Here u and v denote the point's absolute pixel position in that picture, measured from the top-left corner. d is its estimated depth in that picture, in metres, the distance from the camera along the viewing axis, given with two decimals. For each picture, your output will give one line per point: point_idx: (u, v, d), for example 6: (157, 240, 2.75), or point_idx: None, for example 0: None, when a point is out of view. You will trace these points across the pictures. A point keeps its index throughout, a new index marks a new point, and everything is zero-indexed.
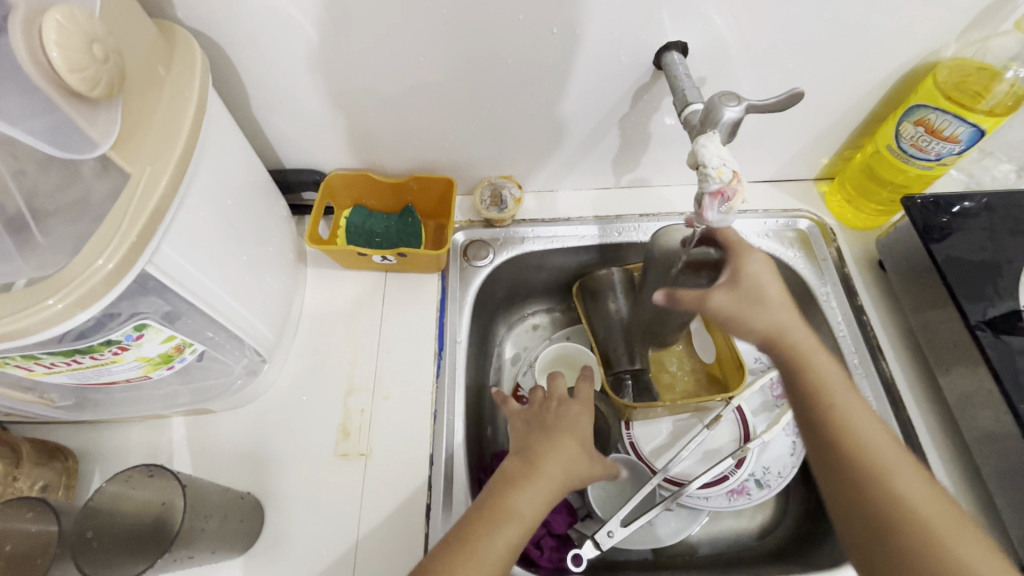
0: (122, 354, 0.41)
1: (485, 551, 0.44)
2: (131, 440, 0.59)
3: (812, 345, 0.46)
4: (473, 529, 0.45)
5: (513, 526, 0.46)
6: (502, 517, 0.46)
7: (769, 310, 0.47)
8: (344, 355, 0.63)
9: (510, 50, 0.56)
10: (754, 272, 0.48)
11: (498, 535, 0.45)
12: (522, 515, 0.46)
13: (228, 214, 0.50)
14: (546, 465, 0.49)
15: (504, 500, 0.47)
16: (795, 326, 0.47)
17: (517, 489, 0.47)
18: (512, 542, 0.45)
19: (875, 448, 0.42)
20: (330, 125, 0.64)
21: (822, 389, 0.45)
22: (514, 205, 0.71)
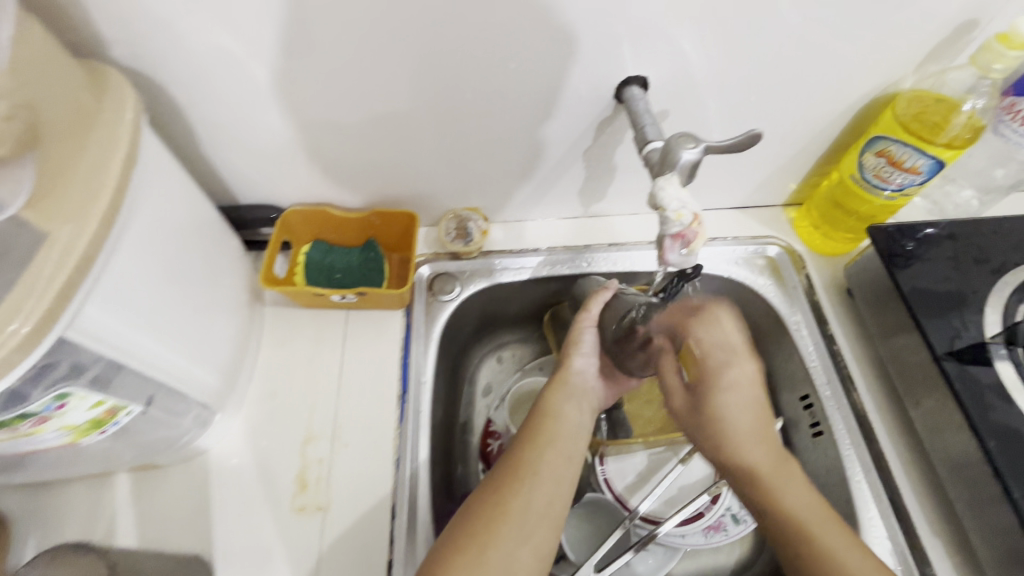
0: (43, 424, 0.39)
1: (540, 444, 0.51)
2: (70, 500, 0.55)
3: (780, 473, 0.49)
4: (529, 430, 0.53)
5: (561, 419, 0.53)
6: (546, 415, 0.53)
7: (742, 451, 0.49)
8: (301, 400, 0.61)
9: (467, 85, 0.55)
10: (722, 405, 0.50)
11: (547, 427, 0.52)
12: (562, 410, 0.54)
13: (168, 262, 0.47)
14: (542, 417, 0.53)
15: (545, 406, 0.55)
16: (766, 463, 0.49)
17: (553, 393, 0.56)
18: (563, 428, 0.53)
19: (836, 552, 0.45)
20: (285, 161, 0.61)
21: (801, 530, 0.46)
22: (480, 237, 0.69)
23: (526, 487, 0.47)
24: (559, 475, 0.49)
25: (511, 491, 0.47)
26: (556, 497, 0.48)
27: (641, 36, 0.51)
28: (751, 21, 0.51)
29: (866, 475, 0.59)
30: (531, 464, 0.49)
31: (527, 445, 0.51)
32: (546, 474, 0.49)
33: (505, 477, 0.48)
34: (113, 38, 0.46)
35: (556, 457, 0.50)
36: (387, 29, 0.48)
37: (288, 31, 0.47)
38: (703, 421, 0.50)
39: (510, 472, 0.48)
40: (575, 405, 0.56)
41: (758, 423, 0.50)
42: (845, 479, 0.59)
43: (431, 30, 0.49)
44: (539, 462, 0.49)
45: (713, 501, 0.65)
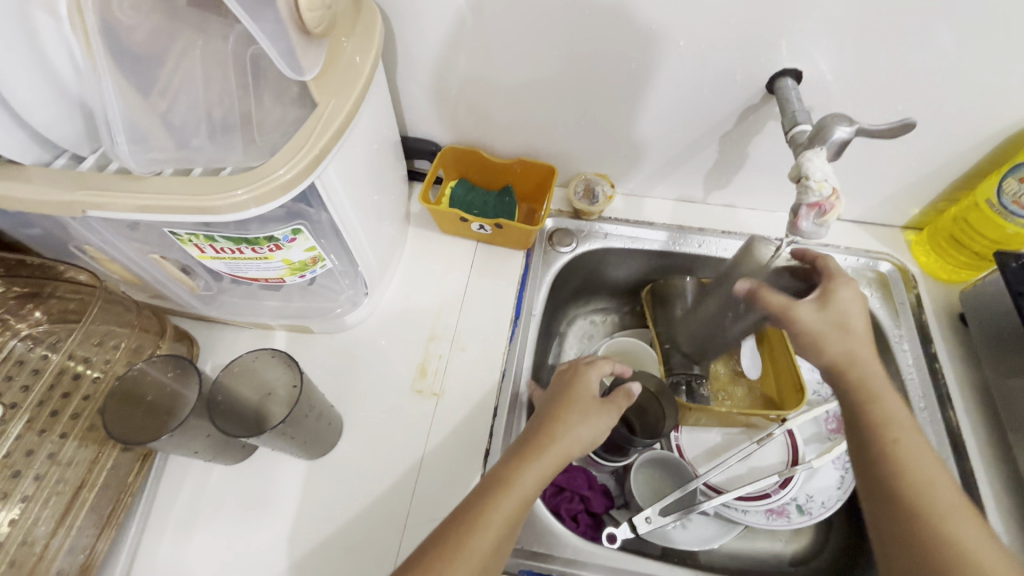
0: (275, 252, 0.49)
1: (489, 525, 0.46)
2: (240, 341, 0.67)
3: (867, 360, 0.52)
4: (484, 495, 0.48)
5: (520, 496, 0.48)
6: (508, 489, 0.48)
7: (848, 339, 0.52)
8: (430, 306, 0.70)
9: (637, 59, 0.61)
10: (845, 301, 0.54)
11: (503, 505, 0.47)
12: (527, 485, 0.48)
13: (371, 158, 0.58)
14: (503, 499, 0.47)
15: (512, 473, 0.49)
16: (858, 350, 0.52)
17: (526, 462, 0.50)
18: (517, 506, 0.47)
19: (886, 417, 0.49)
20: (458, 103, 0.71)
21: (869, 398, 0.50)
22: (604, 201, 0.76)
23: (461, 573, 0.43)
24: (496, 554, 0.46)
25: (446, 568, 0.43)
26: None
27: (809, 33, 0.55)
28: (923, 33, 0.53)
29: None
30: (471, 547, 0.45)
31: (475, 521, 0.46)
32: (479, 558, 0.44)
33: (437, 553, 0.44)
34: None
35: (499, 539, 0.46)
36: None
37: None
38: (825, 315, 0.54)
39: (442, 549, 0.44)
40: (544, 482, 0.50)
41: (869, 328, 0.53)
42: None
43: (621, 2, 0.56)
44: (477, 543, 0.45)
45: (782, 486, 0.68)
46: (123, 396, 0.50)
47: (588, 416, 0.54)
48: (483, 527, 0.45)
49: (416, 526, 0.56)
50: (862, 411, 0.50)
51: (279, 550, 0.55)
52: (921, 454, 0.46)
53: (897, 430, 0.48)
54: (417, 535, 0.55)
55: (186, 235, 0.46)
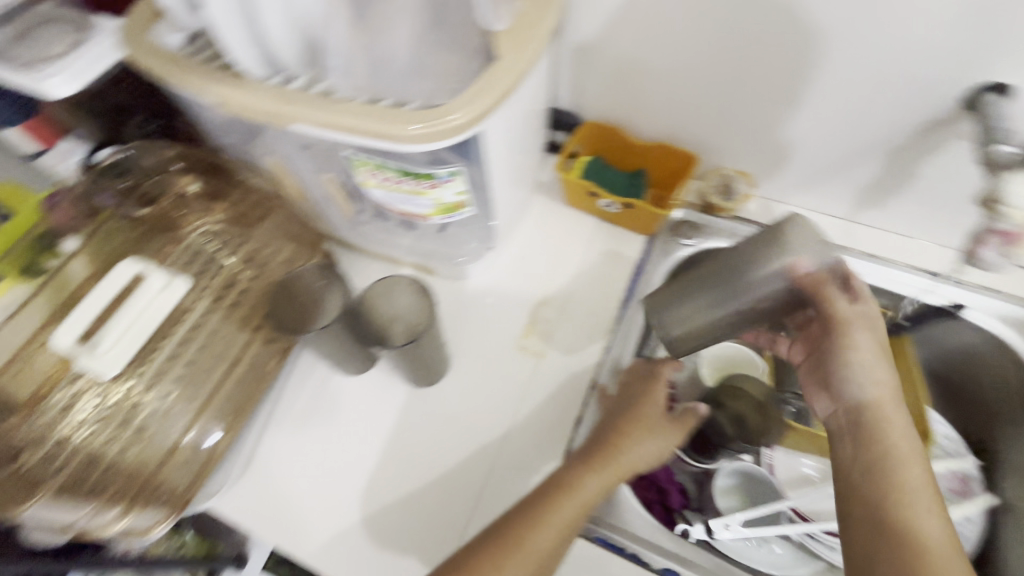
0: (431, 189, 0.53)
1: (546, 530, 0.47)
2: (372, 269, 0.73)
3: (891, 401, 0.49)
4: (542, 500, 0.49)
5: (578, 504, 0.49)
6: (568, 495, 0.49)
7: (885, 378, 0.50)
8: (545, 272, 0.72)
9: (814, 52, 0.57)
10: (851, 315, 0.51)
11: (563, 509, 0.48)
12: (587, 494, 0.49)
13: (526, 118, 0.60)
14: (559, 507, 0.48)
15: (570, 481, 0.50)
16: (882, 387, 0.50)
17: (586, 472, 0.51)
18: (573, 514, 0.49)
19: (886, 443, 0.47)
20: (611, 79, 0.71)
21: (880, 432, 0.48)
22: (742, 199, 0.74)
23: (519, 566, 0.45)
24: (553, 554, 0.47)
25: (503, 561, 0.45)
26: None
27: None
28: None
29: None
30: (529, 545, 0.46)
31: (535, 521, 0.48)
32: (536, 560, 0.46)
33: (497, 546, 0.46)
34: None
35: (558, 540, 0.47)
36: None
37: None
38: (858, 307, 0.51)
39: (500, 545, 0.46)
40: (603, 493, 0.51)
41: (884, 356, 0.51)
42: None
43: None
44: (534, 544, 0.46)
45: None
46: (285, 295, 0.61)
47: (649, 435, 0.54)
48: (541, 527, 0.47)
49: (502, 470, 0.59)
50: (874, 439, 0.47)
51: (378, 460, 0.61)
52: (914, 489, 0.45)
53: (894, 453, 0.46)
54: (500, 478, 0.59)
55: (361, 159, 0.51)
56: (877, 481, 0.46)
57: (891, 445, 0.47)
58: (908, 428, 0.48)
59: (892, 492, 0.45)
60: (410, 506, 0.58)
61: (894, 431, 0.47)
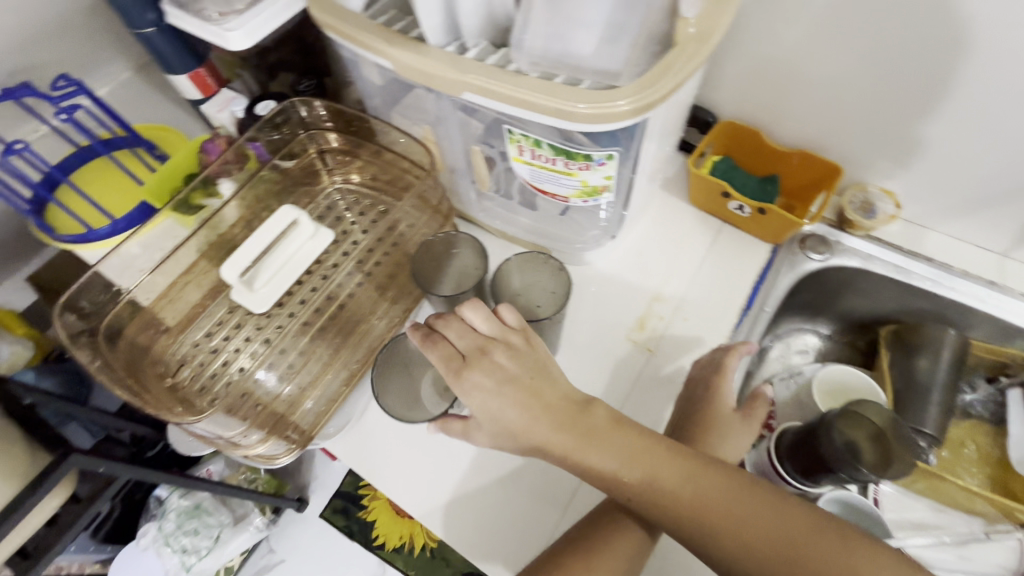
0: (581, 171, 0.53)
1: (599, 558, 0.49)
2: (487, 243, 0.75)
3: (642, 452, 0.46)
4: (589, 533, 0.51)
5: (626, 532, 0.50)
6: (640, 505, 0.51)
7: (610, 448, 0.47)
8: (660, 268, 0.71)
9: (1012, 72, 0.53)
10: (472, 379, 0.48)
11: (615, 534, 0.50)
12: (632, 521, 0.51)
13: (678, 110, 0.59)
14: (609, 538, 0.50)
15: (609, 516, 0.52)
16: (620, 460, 0.46)
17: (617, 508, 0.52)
18: (628, 539, 0.50)
19: (674, 500, 0.45)
20: (760, 79, 0.68)
21: (654, 497, 0.45)
22: (884, 220, 0.70)
23: None
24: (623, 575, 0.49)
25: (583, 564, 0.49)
26: None
27: None
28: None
29: None
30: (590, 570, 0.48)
31: (589, 547, 0.50)
32: None
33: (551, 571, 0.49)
34: None
35: (619, 564, 0.49)
36: None
37: None
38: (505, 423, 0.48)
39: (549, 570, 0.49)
40: None
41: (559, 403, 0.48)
42: None
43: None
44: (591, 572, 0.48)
45: None
46: (428, 253, 0.64)
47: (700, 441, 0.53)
48: (596, 556, 0.49)
49: None
50: (700, 523, 0.44)
51: None
52: (776, 524, 0.43)
53: (707, 515, 0.44)
54: None
55: (520, 135, 0.53)
56: (753, 548, 0.42)
57: (728, 512, 0.43)
58: (660, 454, 0.46)
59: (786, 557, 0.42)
60: (508, 483, 0.60)
61: (666, 481, 0.45)
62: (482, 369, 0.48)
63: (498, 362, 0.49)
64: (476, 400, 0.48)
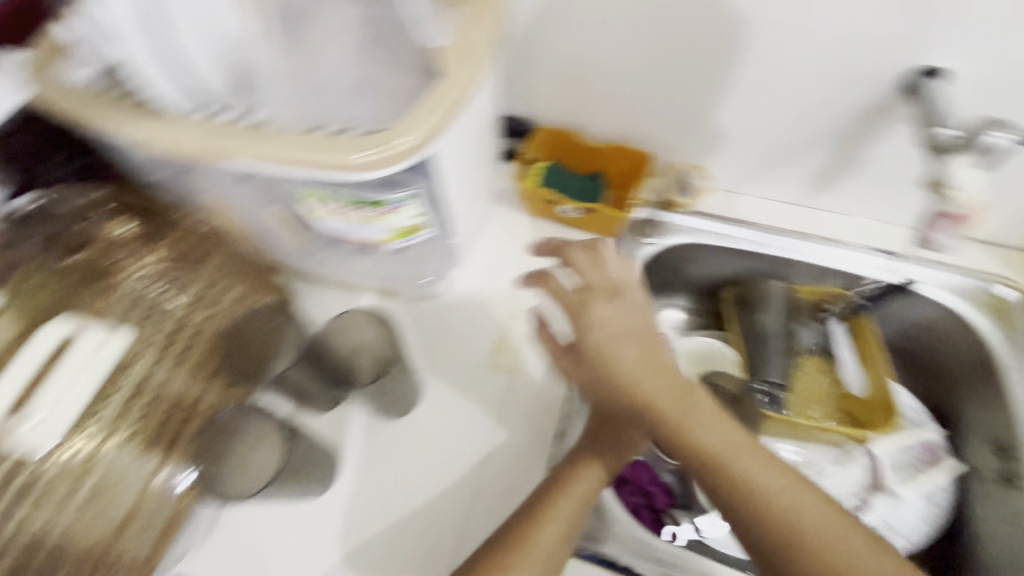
0: (382, 217, 0.51)
1: (553, 521, 0.48)
2: (330, 298, 0.70)
3: (660, 390, 0.49)
4: (541, 498, 0.50)
5: (576, 497, 0.50)
6: (566, 491, 0.50)
7: (621, 377, 0.50)
8: (510, 285, 0.70)
9: (763, 47, 0.58)
10: (602, 317, 0.53)
11: (562, 503, 0.49)
12: (586, 488, 0.51)
13: (476, 132, 0.58)
14: (565, 495, 0.50)
15: (569, 476, 0.52)
16: (645, 381, 0.50)
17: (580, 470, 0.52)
18: (575, 503, 0.50)
19: (686, 434, 0.47)
20: (560, 83, 0.70)
21: (677, 431, 0.48)
22: (696, 195, 0.75)
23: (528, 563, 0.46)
24: (560, 550, 0.48)
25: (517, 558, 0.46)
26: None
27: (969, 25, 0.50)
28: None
29: None
30: (535, 539, 0.47)
31: (537, 516, 0.49)
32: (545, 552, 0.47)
33: (509, 543, 0.47)
34: None
35: (564, 533, 0.48)
36: None
37: None
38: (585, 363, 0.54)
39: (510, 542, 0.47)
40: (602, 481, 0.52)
41: (638, 354, 0.51)
42: None
43: None
44: (539, 538, 0.47)
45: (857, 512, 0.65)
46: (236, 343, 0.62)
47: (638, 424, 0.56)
48: (546, 521, 0.48)
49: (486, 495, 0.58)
50: (707, 466, 0.46)
51: (352, 501, 0.59)
52: (765, 478, 0.45)
53: (712, 457, 0.46)
54: (482, 506, 0.58)
55: (307, 191, 0.48)
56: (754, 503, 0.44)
57: (732, 455, 0.46)
58: (668, 390, 0.49)
59: (789, 517, 0.43)
60: (387, 547, 0.57)
61: (673, 413, 0.48)
62: (609, 303, 0.54)
63: (613, 303, 0.54)
64: (603, 323, 0.53)
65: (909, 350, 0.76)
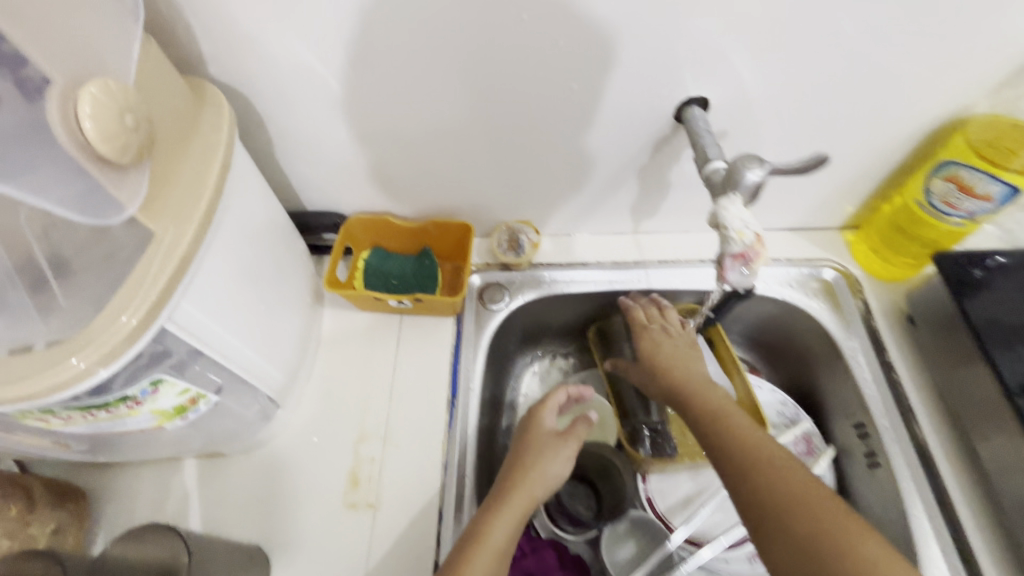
0: (137, 407, 0.42)
1: None
2: (142, 480, 0.59)
3: (707, 389, 0.58)
4: (459, 556, 0.49)
5: (491, 554, 0.49)
6: (480, 546, 0.49)
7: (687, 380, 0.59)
8: (355, 401, 0.63)
9: (532, 102, 0.56)
10: (666, 351, 0.63)
11: (477, 561, 0.48)
12: (497, 539, 0.50)
13: (248, 264, 0.50)
14: (488, 541, 0.50)
15: (482, 530, 0.51)
16: (699, 388, 0.58)
17: (494, 514, 0.52)
18: (494, 555, 0.49)
19: (721, 417, 0.54)
20: (354, 172, 0.65)
21: (713, 420, 0.54)
22: (530, 250, 0.71)
23: None
24: None
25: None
26: None
27: (707, 56, 0.51)
28: (831, 37, 0.50)
29: (926, 510, 0.57)
30: None
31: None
32: None
33: None
34: (209, 54, 0.50)
35: None
36: (455, 45, 0.50)
37: (368, 51, 0.51)
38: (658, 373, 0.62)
39: None
40: (516, 523, 0.52)
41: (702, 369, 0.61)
42: (904, 513, 0.58)
43: (491, 53, 0.51)
44: None
45: None
46: None
47: (560, 453, 0.58)
48: None
49: None
50: (724, 453, 0.51)
51: None
52: (771, 455, 0.49)
53: (741, 444, 0.51)
54: None
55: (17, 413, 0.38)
56: (736, 460, 0.50)
57: (743, 432, 0.52)
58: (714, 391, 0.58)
59: (761, 474, 0.48)
60: None
61: (725, 411, 0.55)
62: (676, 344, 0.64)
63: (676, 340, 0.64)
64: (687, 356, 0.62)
65: (767, 342, 0.78)
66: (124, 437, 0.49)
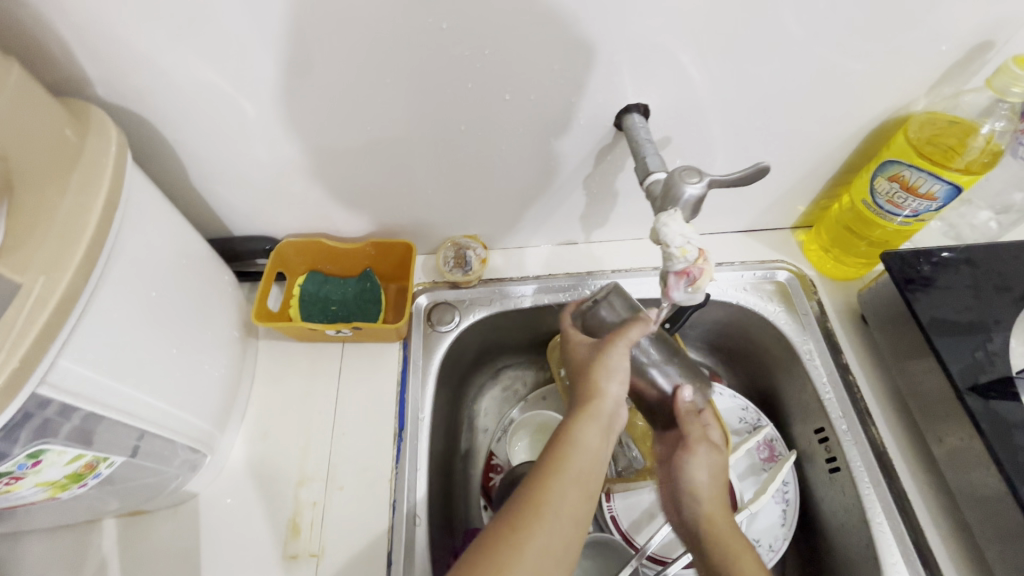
0: (17, 482, 0.37)
1: (555, 518, 0.40)
2: (54, 547, 0.53)
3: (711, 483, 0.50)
4: (537, 488, 0.41)
5: (583, 447, 0.44)
6: (572, 445, 0.44)
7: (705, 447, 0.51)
8: (294, 441, 0.59)
9: (463, 115, 0.53)
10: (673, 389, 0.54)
11: (571, 468, 0.42)
12: (591, 445, 0.44)
13: (155, 306, 0.45)
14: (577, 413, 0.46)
15: (570, 423, 0.45)
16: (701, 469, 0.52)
17: (579, 414, 0.46)
18: (584, 458, 0.43)
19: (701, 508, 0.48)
20: (280, 195, 0.60)
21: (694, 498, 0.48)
22: (479, 266, 0.68)
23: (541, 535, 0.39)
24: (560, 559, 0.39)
25: (525, 543, 0.38)
26: (566, 547, 0.40)
27: (644, 62, 0.49)
28: (766, 40, 0.48)
29: (887, 516, 0.56)
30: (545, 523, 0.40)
31: (534, 521, 0.39)
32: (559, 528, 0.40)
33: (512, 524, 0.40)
34: (97, 75, 0.45)
35: (566, 540, 0.39)
36: (376, 58, 0.46)
37: (278, 65, 0.46)
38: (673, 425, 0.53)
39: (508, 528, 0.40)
40: (604, 428, 0.45)
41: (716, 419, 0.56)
42: (866, 521, 0.56)
43: (415, 64, 0.47)
44: (558, 496, 0.41)
45: None
46: None
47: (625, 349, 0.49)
48: (547, 515, 0.40)
49: None
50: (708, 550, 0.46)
51: None
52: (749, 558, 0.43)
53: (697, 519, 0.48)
54: None
55: None
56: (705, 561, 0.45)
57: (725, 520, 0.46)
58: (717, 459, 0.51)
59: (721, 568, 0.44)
60: None
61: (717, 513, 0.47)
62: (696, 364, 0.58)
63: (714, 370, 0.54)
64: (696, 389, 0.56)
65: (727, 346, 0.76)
66: (17, 509, 0.43)
